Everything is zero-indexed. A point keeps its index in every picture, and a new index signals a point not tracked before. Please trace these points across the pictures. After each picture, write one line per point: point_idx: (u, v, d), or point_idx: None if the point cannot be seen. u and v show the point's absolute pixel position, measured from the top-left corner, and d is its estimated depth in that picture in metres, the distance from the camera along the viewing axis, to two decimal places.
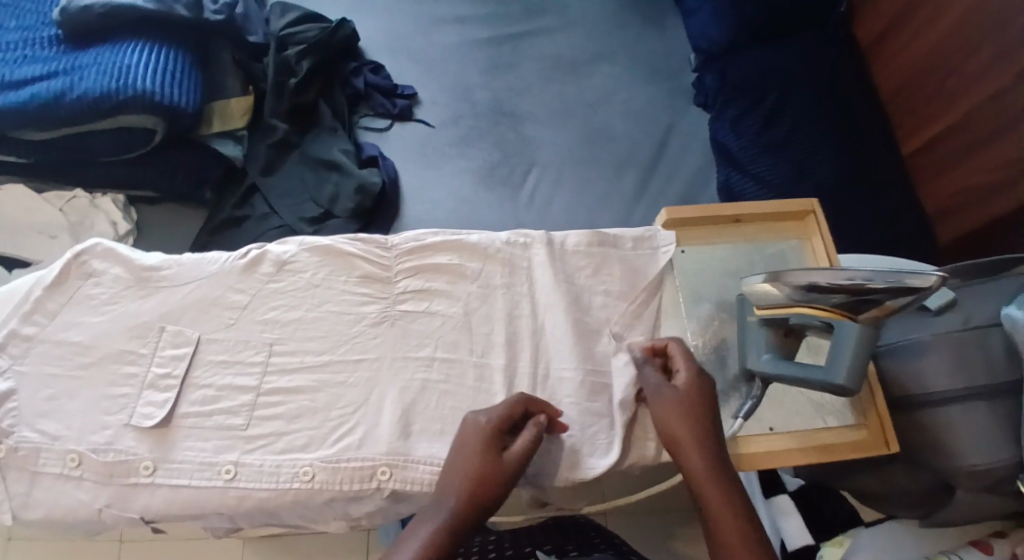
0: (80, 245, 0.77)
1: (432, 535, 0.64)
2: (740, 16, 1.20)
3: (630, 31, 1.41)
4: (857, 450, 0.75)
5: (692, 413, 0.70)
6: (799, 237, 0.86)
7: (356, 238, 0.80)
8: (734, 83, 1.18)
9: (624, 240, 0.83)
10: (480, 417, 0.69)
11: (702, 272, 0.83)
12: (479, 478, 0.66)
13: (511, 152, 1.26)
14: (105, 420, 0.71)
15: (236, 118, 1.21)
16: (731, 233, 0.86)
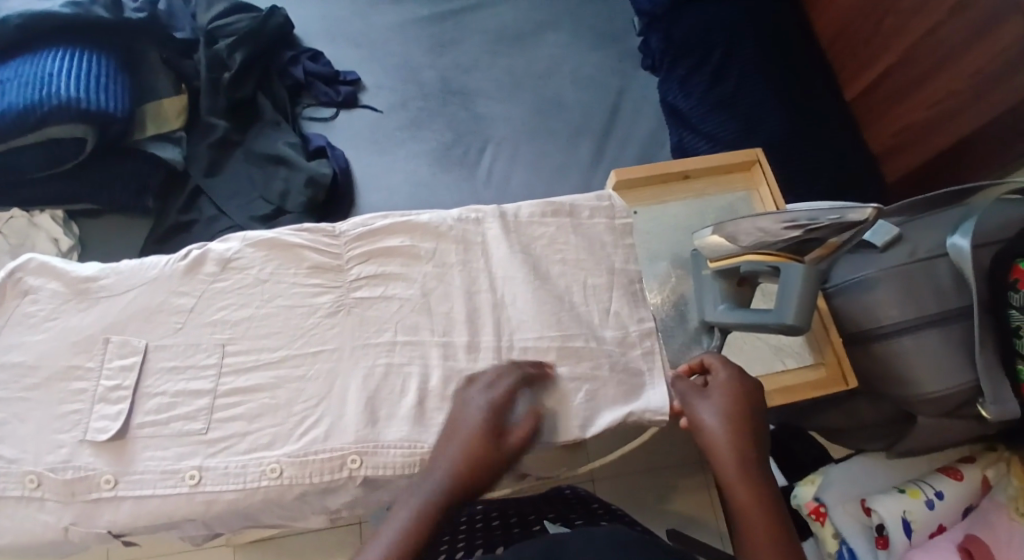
0: (12, 263, 0.74)
1: (422, 502, 0.62)
2: None
3: None
4: (816, 388, 0.76)
5: (738, 399, 0.68)
6: (747, 187, 0.88)
7: (302, 229, 0.78)
8: (678, 42, 1.17)
9: (575, 205, 0.83)
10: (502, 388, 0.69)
11: (657, 231, 0.85)
12: (491, 444, 0.65)
13: (462, 131, 1.25)
14: (59, 439, 0.69)
15: (171, 119, 1.17)
16: (681, 189, 0.87)
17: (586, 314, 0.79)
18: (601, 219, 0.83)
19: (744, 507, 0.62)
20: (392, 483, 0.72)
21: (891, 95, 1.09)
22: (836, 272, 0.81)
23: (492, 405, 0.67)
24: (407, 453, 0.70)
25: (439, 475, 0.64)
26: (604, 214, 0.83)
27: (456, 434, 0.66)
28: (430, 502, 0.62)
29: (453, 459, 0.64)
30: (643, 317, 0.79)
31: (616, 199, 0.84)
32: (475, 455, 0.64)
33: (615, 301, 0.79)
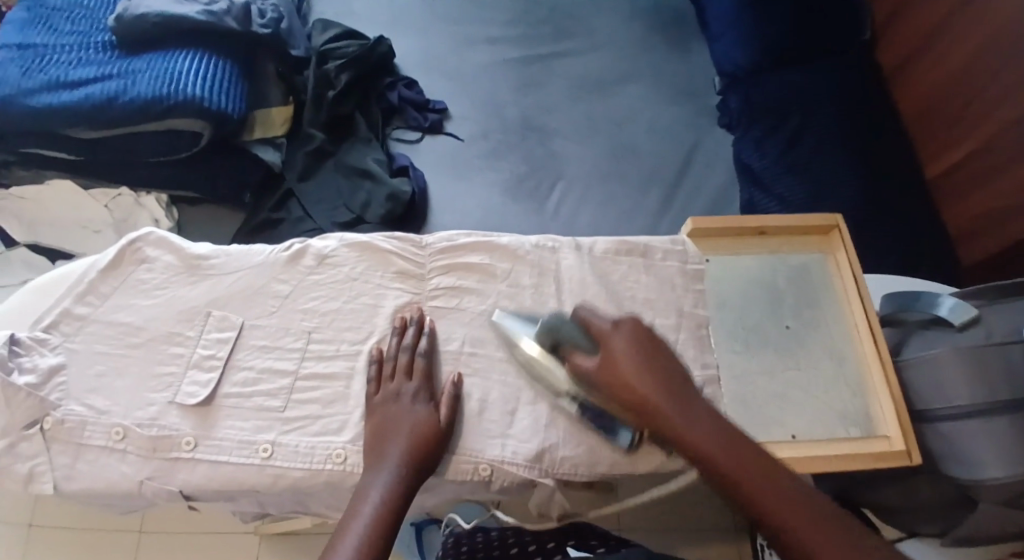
0: (135, 233, 0.82)
1: (377, 510, 0.66)
2: (763, 40, 1.24)
3: (655, 53, 1.45)
4: (880, 458, 0.75)
5: (655, 365, 0.64)
6: (823, 250, 0.89)
7: (393, 236, 0.84)
8: (757, 105, 1.21)
9: (648, 247, 0.86)
10: (407, 385, 0.74)
11: (730, 281, 0.87)
12: (418, 442, 0.71)
13: (538, 166, 1.30)
14: (151, 397, 0.75)
15: (277, 126, 1.26)
16: (755, 244, 0.89)
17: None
18: (673, 262, 0.86)
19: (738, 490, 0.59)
20: (445, 484, 0.75)
21: (969, 178, 1.11)
22: (910, 347, 0.84)
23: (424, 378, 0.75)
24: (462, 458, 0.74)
25: (376, 489, 0.67)
26: (676, 258, 0.86)
27: (400, 397, 0.73)
28: (383, 507, 0.66)
29: (407, 420, 0.72)
30: (706, 362, 0.81)
31: (689, 245, 0.87)
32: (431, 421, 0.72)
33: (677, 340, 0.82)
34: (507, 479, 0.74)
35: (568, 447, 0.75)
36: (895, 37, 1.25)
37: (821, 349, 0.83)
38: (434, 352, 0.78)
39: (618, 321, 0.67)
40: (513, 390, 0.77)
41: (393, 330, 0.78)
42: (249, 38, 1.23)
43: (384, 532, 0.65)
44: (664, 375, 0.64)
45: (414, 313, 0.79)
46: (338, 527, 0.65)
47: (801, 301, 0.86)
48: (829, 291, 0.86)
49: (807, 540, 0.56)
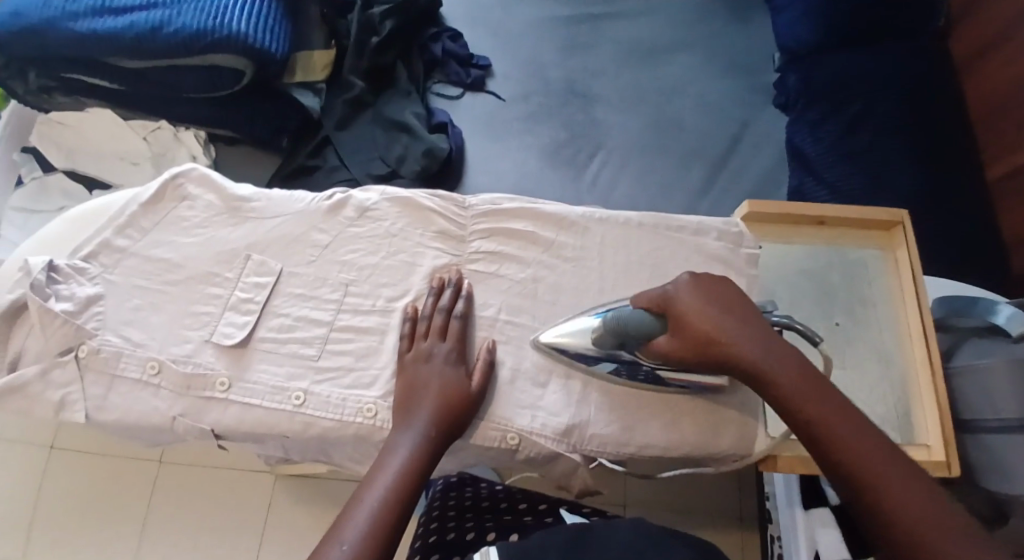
0: (178, 168, 0.82)
1: (400, 469, 0.67)
2: (829, 18, 1.20)
3: (715, 22, 1.39)
4: (918, 467, 0.76)
5: (729, 308, 0.67)
6: (881, 247, 0.88)
7: (435, 195, 0.83)
8: (819, 85, 1.19)
9: (699, 226, 0.83)
10: (441, 347, 0.74)
11: (782, 268, 0.87)
12: (448, 402, 0.71)
13: (578, 133, 1.28)
14: (187, 334, 0.75)
15: (317, 71, 1.25)
16: (814, 233, 0.88)
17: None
18: (724, 244, 0.83)
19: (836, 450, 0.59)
20: (470, 447, 0.76)
21: None
22: (962, 354, 0.84)
23: (462, 343, 0.75)
24: (492, 426, 0.74)
25: (401, 449, 0.68)
26: (729, 241, 0.83)
27: (433, 356, 0.73)
28: (406, 467, 0.67)
29: (436, 380, 0.72)
30: None
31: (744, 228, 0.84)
32: (460, 384, 0.72)
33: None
34: (533, 449, 0.75)
35: (596, 424, 0.74)
36: (972, 25, 1.21)
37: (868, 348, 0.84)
38: (469, 316, 0.77)
39: (674, 281, 0.70)
40: (547, 361, 0.77)
41: (431, 290, 0.77)
42: None
43: (407, 491, 0.66)
44: (751, 327, 0.66)
45: (452, 275, 0.79)
46: (365, 479, 0.67)
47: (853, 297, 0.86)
48: (884, 289, 0.86)
49: (870, 474, 0.58)
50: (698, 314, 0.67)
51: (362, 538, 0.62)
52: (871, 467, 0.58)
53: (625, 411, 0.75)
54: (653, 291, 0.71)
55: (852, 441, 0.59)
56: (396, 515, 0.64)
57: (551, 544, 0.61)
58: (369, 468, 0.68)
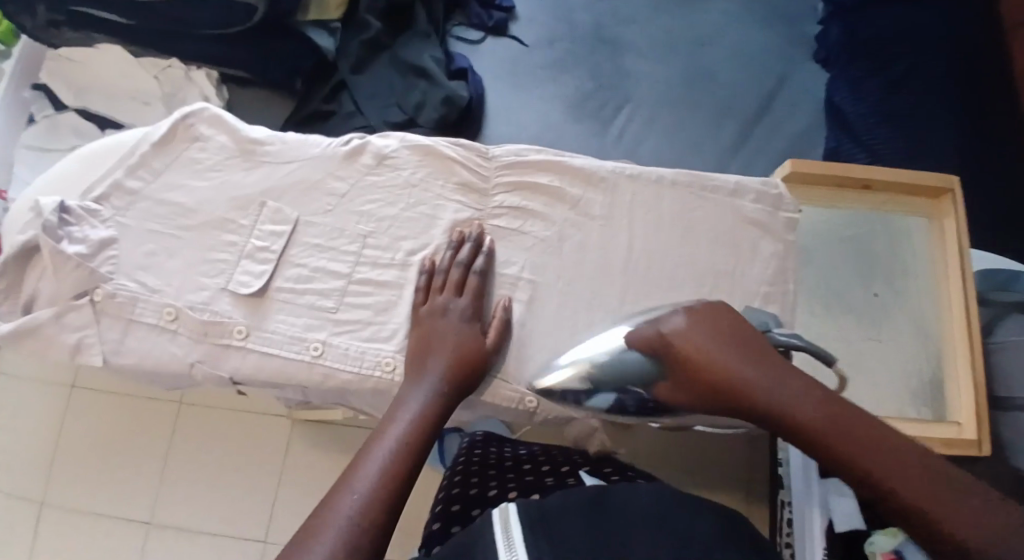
0: (188, 108, 0.80)
1: (411, 423, 0.65)
2: None
3: None
4: (950, 444, 0.82)
5: (732, 338, 0.58)
6: (928, 213, 0.92)
7: (458, 143, 0.81)
8: (861, 39, 1.14)
9: (737, 186, 0.81)
10: (458, 302, 0.72)
11: (823, 233, 0.94)
12: (463, 356, 0.70)
13: (604, 84, 1.25)
14: (203, 282, 0.74)
15: (332, 9, 1.19)
16: (860, 198, 0.93)
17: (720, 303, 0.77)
18: (762, 207, 0.81)
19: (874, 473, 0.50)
20: (486, 406, 0.75)
21: None
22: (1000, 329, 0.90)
23: (480, 303, 0.74)
24: (514, 388, 0.73)
25: (414, 401, 0.67)
26: (766, 204, 0.81)
27: (448, 311, 0.72)
28: (419, 419, 0.65)
29: (451, 335, 0.71)
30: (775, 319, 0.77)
31: (783, 190, 0.81)
32: (474, 340, 0.71)
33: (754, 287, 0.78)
34: (557, 411, 0.74)
35: None
36: None
37: (906, 317, 0.91)
38: (489, 272, 0.75)
39: (662, 321, 0.62)
40: (572, 320, 0.76)
41: (449, 244, 0.76)
42: None
43: (418, 442, 0.64)
44: (765, 365, 0.56)
45: (473, 230, 0.77)
46: (375, 432, 0.65)
47: (894, 268, 0.93)
48: (928, 257, 0.91)
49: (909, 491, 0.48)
50: (698, 360, 0.57)
51: (372, 492, 0.59)
52: (905, 478, 0.49)
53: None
54: (647, 327, 0.62)
55: (898, 472, 0.49)
56: (407, 469, 0.62)
57: (574, 500, 0.60)
58: (380, 421, 0.66)
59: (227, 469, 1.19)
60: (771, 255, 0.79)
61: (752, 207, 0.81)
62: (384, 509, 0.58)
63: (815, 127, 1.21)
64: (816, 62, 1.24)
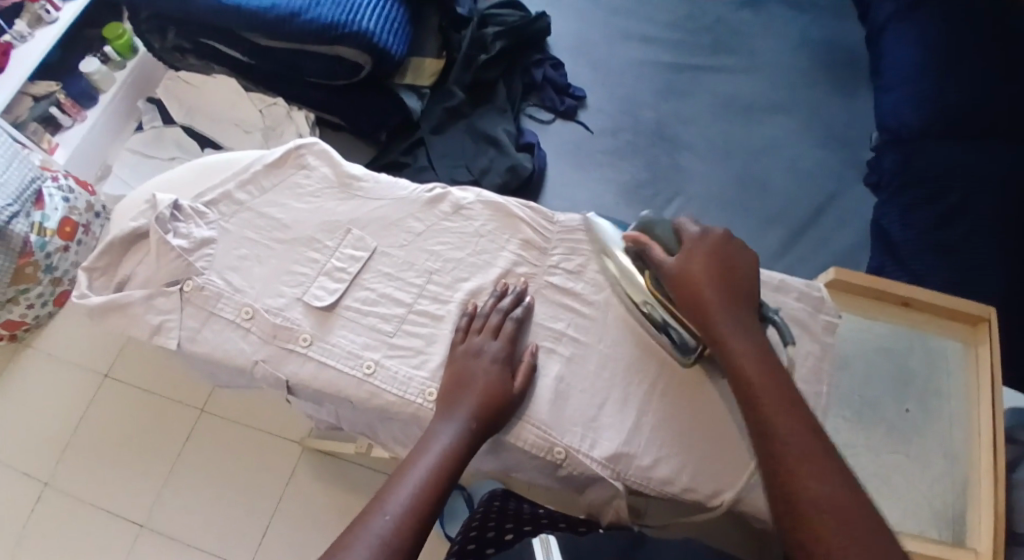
0: (302, 141, 0.91)
1: (440, 456, 0.71)
2: (942, 106, 1.24)
3: (816, 90, 1.42)
4: None
5: (723, 281, 0.74)
6: (964, 340, 1.01)
7: (527, 205, 0.89)
8: (917, 170, 1.21)
9: (782, 283, 0.86)
10: (491, 345, 0.77)
11: (861, 339, 1.02)
12: (493, 397, 0.74)
13: (659, 174, 1.35)
14: (282, 289, 0.82)
15: (425, 77, 1.36)
16: (900, 314, 1.03)
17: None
18: (804, 306, 0.85)
19: (763, 404, 0.68)
20: (513, 451, 0.80)
21: None
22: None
23: (513, 349, 0.78)
24: (542, 436, 0.76)
25: (442, 437, 0.72)
26: (808, 304, 0.85)
27: (481, 352, 0.77)
28: (445, 455, 0.71)
29: (483, 374, 0.75)
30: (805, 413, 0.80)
31: (827, 294, 0.86)
32: (504, 383, 0.75)
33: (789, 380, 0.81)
34: (580, 470, 0.76)
35: (632, 454, 0.76)
36: None
37: (940, 437, 0.97)
38: (525, 320, 0.81)
39: (707, 231, 0.78)
40: (606, 386, 0.79)
41: (494, 292, 0.82)
42: None
43: (444, 475, 0.70)
44: (742, 302, 0.74)
45: (518, 285, 0.83)
46: (405, 461, 0.71)
47: (927, 387, 1.00)
48: (960, 379, 0.99)
49: (789, 444, 0.65)
50: (710, 260, 0.76)
51: (400, 520, 0.66)
52: (783, 419, 0.67)
53: (670, 454, 0.76)
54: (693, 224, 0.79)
55: (784, 417, 0.67)
56: (430, 503, 0.68)
57: (607, 547, 0.67)
58: (409, 452, 0.71)
59: (231, 483, 1.31)
60: (809, 354, 0.83)
61: (795, 304, 0.86)
62: (409, 536, 0.65)
63: (856, 247, 1.26)
64: (866, 185, 1.32)
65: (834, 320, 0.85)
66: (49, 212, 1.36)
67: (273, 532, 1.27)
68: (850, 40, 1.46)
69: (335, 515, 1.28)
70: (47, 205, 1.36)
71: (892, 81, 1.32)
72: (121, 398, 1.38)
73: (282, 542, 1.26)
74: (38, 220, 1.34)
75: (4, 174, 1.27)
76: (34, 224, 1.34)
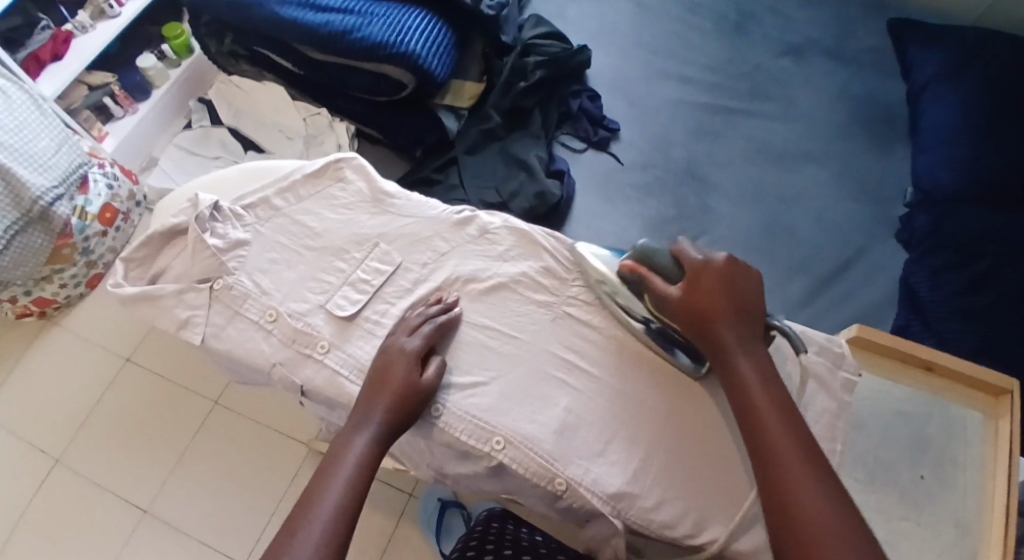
0: (342, 154, 0.94)
1: (355, 462, 0.73)
2: (976, 171, 1.25)
3: (852, 142, 1.42)
4: None
5: (725, 289, 0.77)
6: (985, 412, 1.03)
7: (552, 235, 0.90)
8: (946, 234, 1.23)
9: (803, 335, 0.85)
10: (407, 342, 0.79)
11: (879, 397, 1.04)
12: (400, 397, 0.75)
13: (685, 213, 1.36)
14: (307, 296, 0.85)
15: (464, 99, 1.40)
16: (921, 376, 1.06)
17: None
18: (824, 361, 0.85)
19: (762, 411, 0.71)
20: (516, 479, 0.81)
21: None
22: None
23: (424, 347, 0.79)
24: (544, 463, 0.77)
25: (358, 443, 0.74)
26: (828, 359, 0.85)
27: (394, 353, 0.78)
28: (362, 461, 0.73)
29: (394, 375, 0.76)
30: None
31: (847, 351, 0.85)
32: (414, 383, 0.76)
33: None
34: (580, 503, 0.77)
35: (634, 493, 0.77)
36: None
37: (948, 507, 0.99)
38: (449, 326, 0.83)
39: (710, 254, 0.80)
40: (615, 421, 0.80)
41: (427, 304, 0.84)
42: (475, 15, 1.41)
43: (361, 479, 0.72)
44: (749, 326, 0.76)
45: (451, 297, 0.85)
46: (324, 466, 0.73)
47: (943, 455, 1.02)
48: (978, 455, 1.01)
49: (781, 453, 0.68)
50: (707, 280, 0.77)
51: (321, 530, 0.68)
52: (777, 429, 0.70)
53: (674, 497, 0.77)
54: (692, 248, 0.81)
55: (781, 426, 0.70)
56: (350, 510, 0.70)
57: None
58: (326, 459, 0.73)
59: (233, 480, 1.33)
60: (824, 411, 0.82)
61: (814, 357, 0.85)
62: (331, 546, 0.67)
63: (880, 303, 1.26)
64: (895, 242, 1.32)
65: (853, 378, 0.85)
66: (91, 197, 1.42)
67: (271, 531, 1.29)
68: (889, 94, 1.46)
69: None
70: (90, 190, 1.42)
71: (930, 143, 1.33)
72: (140, 382, 1.42)
73: None
74: (81, 204, 1.40)
75: (53, 156, 1.32)
76: (76, 208, 1.39)
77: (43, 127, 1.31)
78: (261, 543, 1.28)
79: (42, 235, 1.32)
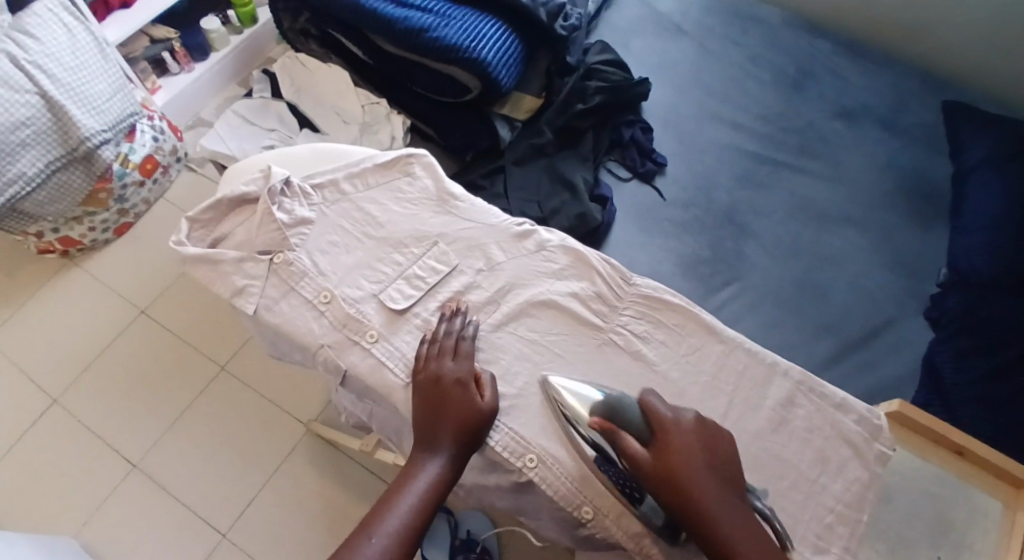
0: (413, 150, 0.96)
1: (426, 487, 0.75)
2: (1016, 263, 1.27)
3: (898, 213, 1.42)
4: None
5: (710, 457, 0.73)
6: (1004, 502, 1.10)
7: (608, 261, 0.92)
8: (977, 320, 1.24)
9: (843, 402, 0.86)
10: (452, 367, 0.79)
11: (909, 473, 1.13)
12: (466, 424, 0.76)
13: (722, 258, 1.38)
14: (363, 283, 0.86)
15: (521, 111, 1.44)
16: (950, 459, 1.12)
17: (793, 499, 0.82)
18: (862, 430, 0.86)
19: None
20: (540, 500, 0.81)
21: None
22: None
23: (471, 373, 0.79)
24: (572, 484, 0.78)
25: (425, 468, 0.76)
26: (866, 430, 0.86)
27: (445, 377, 0.78)
28: (428, 487, 0.75)
29: (456, 403, 0.77)
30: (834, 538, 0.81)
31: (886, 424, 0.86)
32: (475, 411, 0.77)
33: (829, 499, 0.82)
34: (603, 533, 0.79)
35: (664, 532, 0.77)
36: None
37: None
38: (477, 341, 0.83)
39: (678, 414, 0.75)
40: None
41: (443, 317, 0.84)
42: (546, 31, 1.42)
43: (433, 502, 0.75)
44: (730, 494, 0.72)
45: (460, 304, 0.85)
46: (393, 488, 0.76)
47: (960, 538, 1.09)
48: (994, 539, 1.08)
49: None
50: (687, 444, 0.72)
51: (389, 540, 0.71)
52: None
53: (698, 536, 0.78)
54: (660, 401, 0.76)
55: None
56: (418, 526, 0.73)
57: None
58: (395, 482, 0.76)
59: (227, 448, 1.33)
60: (855, 480, 0.83)
61: (853, 425, 0.86)
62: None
63: (903, 378, 1.27)
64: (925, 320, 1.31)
65: (887, 451, 0.86)
66: (136, 146, 1.43)
67: (257, 505, 1.29)
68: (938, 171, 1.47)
69: (326, 504, 1.29)
70: (136, 138, 1.43)
71: (972, 228, 1.34)
72: (150, 334, 1.43)
73: (265, 518, 1.28)
74: (124, 151, 1.41)
75: (106, 101, 1.32)
76: (120, 154, 1.41)
77: (101, 72, 1.32)
78: (244, 515, 1.28)
79: (81, 175, 1.33)
